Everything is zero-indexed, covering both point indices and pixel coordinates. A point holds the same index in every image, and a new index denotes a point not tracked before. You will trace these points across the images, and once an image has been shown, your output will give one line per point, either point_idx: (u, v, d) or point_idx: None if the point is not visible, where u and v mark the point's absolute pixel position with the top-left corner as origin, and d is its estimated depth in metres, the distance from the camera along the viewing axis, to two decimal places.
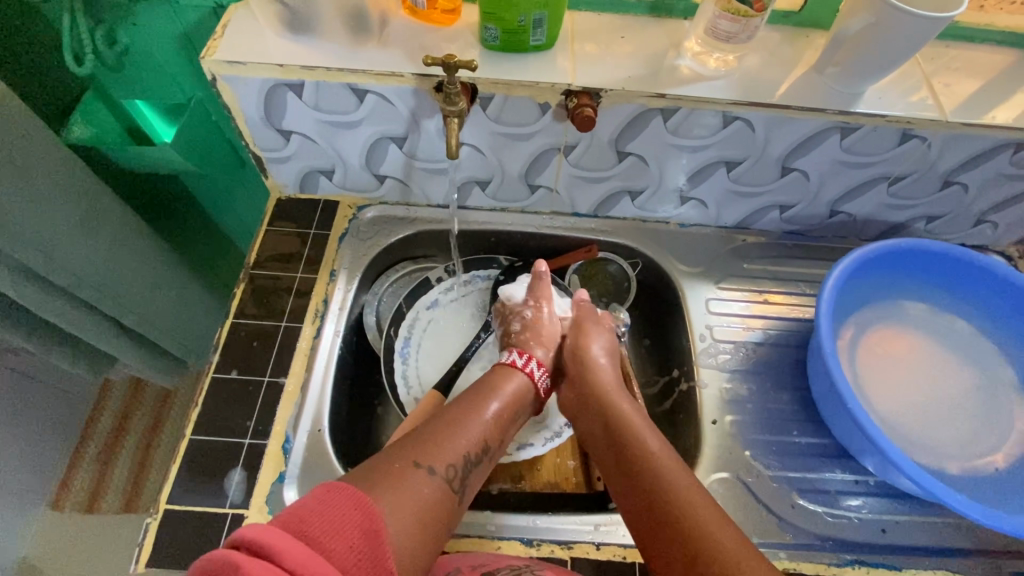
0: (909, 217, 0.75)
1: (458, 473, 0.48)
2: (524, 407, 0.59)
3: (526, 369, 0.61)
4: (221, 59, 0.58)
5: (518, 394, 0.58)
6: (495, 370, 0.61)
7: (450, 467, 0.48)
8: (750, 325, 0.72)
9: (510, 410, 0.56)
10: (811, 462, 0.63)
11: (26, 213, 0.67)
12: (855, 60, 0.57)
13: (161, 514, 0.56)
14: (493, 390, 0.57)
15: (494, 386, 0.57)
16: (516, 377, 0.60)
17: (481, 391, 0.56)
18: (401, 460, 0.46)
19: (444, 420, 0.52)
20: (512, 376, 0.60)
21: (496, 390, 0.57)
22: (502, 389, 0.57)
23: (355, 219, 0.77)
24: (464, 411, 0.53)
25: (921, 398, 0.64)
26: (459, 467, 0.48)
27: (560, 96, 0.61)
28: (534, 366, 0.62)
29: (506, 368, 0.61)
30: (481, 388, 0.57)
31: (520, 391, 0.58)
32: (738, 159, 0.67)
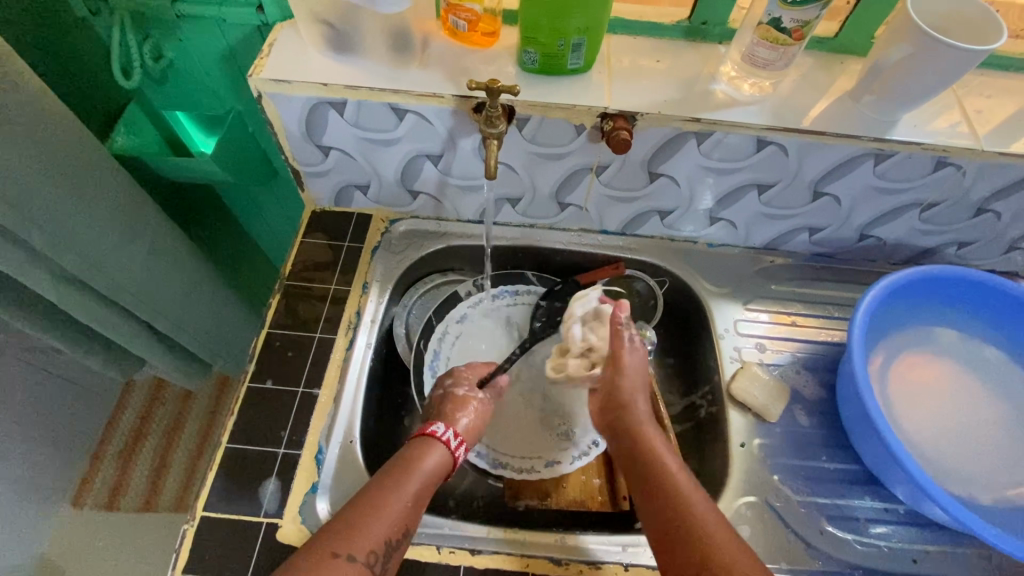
0: (940, 242, 0.75)
1: (379, 559, 0.47)
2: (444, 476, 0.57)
3: (444, 440, 0.58)
4: (268, 77, 0.60)
5: (437, 471, 0.56)
6: (415, 443, 0.58)
7: (370, 553, 0.47)
8: (775, 348, 0.72)
9: (427, 488, 0.54)
10: (840, 488, 0.63)
11: (76, 222, 0.69)
12: (892, 88, 0.57)
13: (197, 521, 0.57)
14: (413, 466, 0.54)
15: (410, 464, 0.54)
16: (435, 448, 0.57)
17: (403, 460, 0.55)
18: (319, 550, 0.45)
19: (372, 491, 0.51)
20: (433, 448, 0.57)
21: (415, 468, 0.54)
22: (421, 466, 0.55)
23: (388, 232, 0.78)
24: (382, 490, 0.51)
25: (950, 426, 0.64)
26: (379, 553, 0.47)
27: (596, 119, 0.61)
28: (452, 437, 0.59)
29: (425, 439, 0.58)
30: (398, 466, 0.54)
31: (438, 465, 0.56)
32: (770, 183, 0.68)
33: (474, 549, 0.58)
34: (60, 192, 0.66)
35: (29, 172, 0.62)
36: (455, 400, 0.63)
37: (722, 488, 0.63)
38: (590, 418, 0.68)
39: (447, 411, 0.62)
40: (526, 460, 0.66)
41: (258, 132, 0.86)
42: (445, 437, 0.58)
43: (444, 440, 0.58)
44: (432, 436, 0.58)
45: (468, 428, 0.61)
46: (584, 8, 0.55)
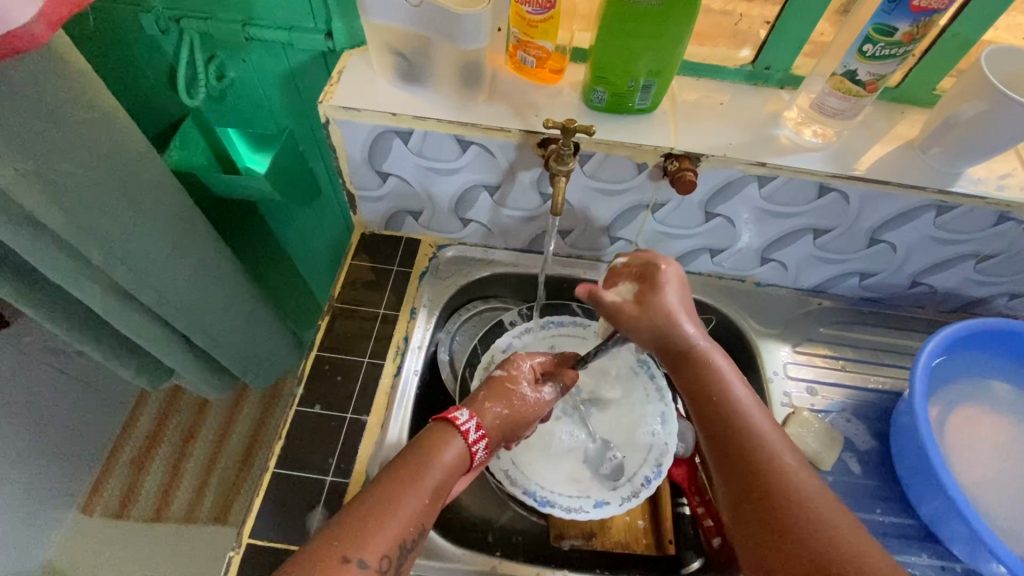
0: (993, 293, 0.74)
1: (392, 562, 0.46)
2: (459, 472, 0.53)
3: (469, 444, 0.53)
4: (338, 104, 0.60)
5: (454, 466, 0.52)
6: (432, 430, 0.54)
7: (383, 558, 0.45)
8: (825, 394, 0.71)
9: (443, 484, 0.51)
10: (896, 543, 0.62)
11: (133, 236, 0.69)
12: (962, 143, 0.57)
13: (243, 548, 0.57)
14: (428, 463, 0.51)
15: (427, 459, 0.51)
16: (455, 442, 0.53)
17: (418, 457, 0.51)
18: (329, 554, 0.44)
19: (383, 492, 0.48)
20: (450, 439, 0.53)
21: (431, 463, 0.51)
22: (438, 460, 0.51)
23: (435, 257, 0.78)
24: (398, 484, 0.49)
25: (1010, 484, 0.62)
26: (394, 554, 0.46)
27: (659, 158, 0.62)
28: (480, 445, 0.54)
29: (446, 428, 0.54)
30: (413, 460, 0.50)
31: (456, 460, 0.52)
32: (827, 228, 0.68)
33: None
34: (120, 208, 0.66)
35: (96, 186, 0.62)
36: (495, 388, 0.59)
37: None
38: (638, 456, 0.66)
39: (480, 398, 0.58)
40: (573, 499, 0.63)
41: (308, 152, 0.87)
42: (469, 434, 0.54)
43: (467, 435, 0.53)
44: (454, 425, 0.54)
45: (495, 424, 0.57)
46: (658, 51, 0.55)
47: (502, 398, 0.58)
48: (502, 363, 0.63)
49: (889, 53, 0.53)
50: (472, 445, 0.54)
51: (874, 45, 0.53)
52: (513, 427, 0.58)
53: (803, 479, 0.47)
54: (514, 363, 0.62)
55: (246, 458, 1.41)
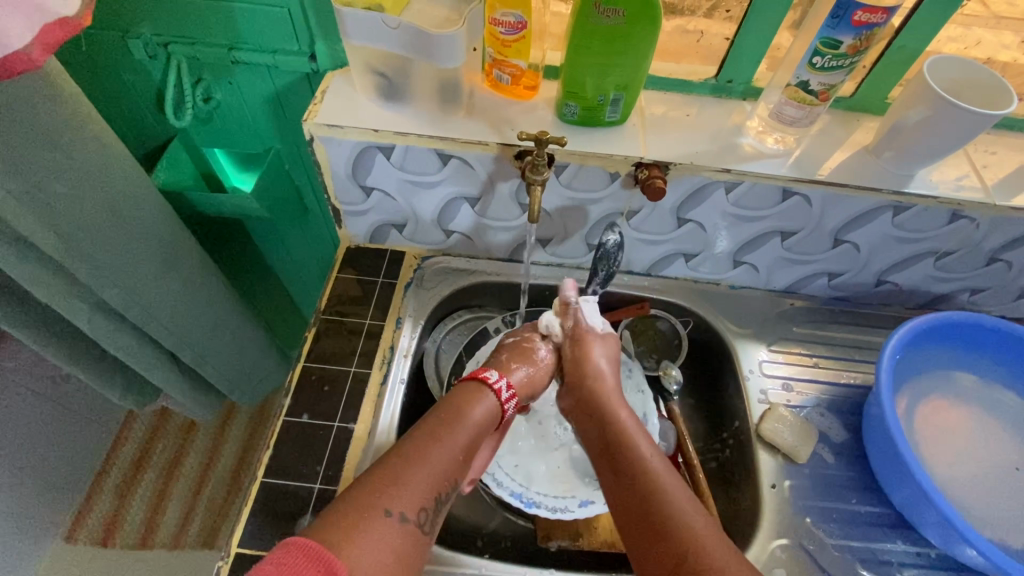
0: (954, 288, 0.78)
1: (428, 514, 0.46)
2: (489, 429, 0.55)
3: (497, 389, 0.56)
4: (322, 122, 0.63)
5: (484, 422, 0.54)
6: (462, 390, 0.56)
7: (420, 511, 0.45)
8: (800, 390, 0.74)
9: (475, 438, 0.52)
10: (872, 532, 0.63)
11: (122, 255, 0.70)
12: (911, 146, 0.61)
13: (232, 557, 0.57)
14: (461, 416, 0.52)
15: (460, 413, 0.52)
16: (485, 398, 0.55)
17: (450, 412, 0.52)
18: (369, 504, 0.43)
19: (418, 445, 0.49)
20: (482, 397, 0.55)
21: (464, 418, 0.52)
22: (470, 417, 0.53)
23: (420, 269, 0.80)
24: (433, 438, 0.49)
25: (976, 470, 0.65)
26: (429, 506, 0.46)
27: (631, 167, 0.65)
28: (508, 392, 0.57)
29: (476, 386, 0.56)
30: (445, 417, 0.51)
31: (486, 416, 0.54)
32: (793, 230, 0.71)
33: None
34: (109, 226, 0.67)
35: (85, 207, 0.64)
36: (517, 351, 0.63)
37: (755, 530, 0.63)
38: None
39: (505, 360, 0.62)
40: (559, 499, 0.65)
41: (293, 170, 0.89)
42: (500, 391, 0.56)
43: (499, 393, 0.56)
44: (482, 380, 0.57)
45: (518, 383, 0.60)
46: (625, 67, 0.59)
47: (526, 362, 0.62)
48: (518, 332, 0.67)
49: (837, 64, 0.57)
50: (503, 403, 0.56)
51: (822, 58, 0.57)
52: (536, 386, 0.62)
53: (685, 513, 0.47)
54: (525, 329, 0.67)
55: (234, 480, 1.39)
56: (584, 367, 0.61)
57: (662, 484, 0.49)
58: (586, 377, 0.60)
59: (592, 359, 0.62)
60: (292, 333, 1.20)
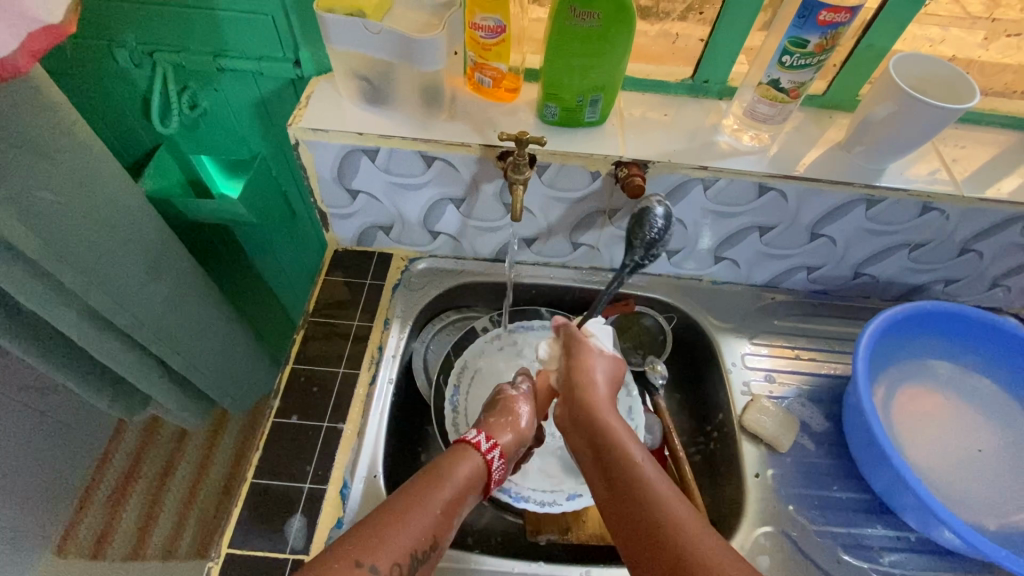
0: (929, 279, 0.80)
1: (402, 572, 0.46)
2: (475, 491, 0.55)
3: (486, 454, 0.56)
4: (306, 126, 0.64)
5: (469, 482, 0.54)
6: (452, 451, 0.56)
7: (394, 566, 0.45)
8: (783, 381, 0.75)
9: (457, 498, 0.52)
10: (853, 517, 0.65)
11: (109, 262, 0.70)
12: (880, 141, 0.63)
13: (222, 558, 0.57)
14: (447, 474, 0.53)
15: (445, 471, 0.53)
16: (472, 456, 0.56)
17: (435, 473, 0.52)
18: (343, 558, 0.44)
19: (400, 501, 0.49)
20: (468, 458, 0.55)
21: (449, 476, 0.53)
22: (455, 475, 0.53)
23: (408, 270, 0.81)
24: (416, 495, 0.50)
25: (952, 454, 0.67)
26: (405, 564, 0.46)
27: (611, 166, 0.66)
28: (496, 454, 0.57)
29: (461, 447, 0.56)
30: (431, 475, 0.52)
31: (472, 476, 0.54)
32: (771, 225, 0.73)
33: None
34: (96, 233, 0.68)
35: (72, 214, 0.64)
36: (498, 406, 0.63)
37: (740, 519, 0.65)
38: None
39: (485, 419, 0.61)
40: (547, 493, 0.66)
41: (280, 176, 0.90)
42: (483, 449, 0.56)
43: (480, 447, 0.56)
44: (465, 442, 0.57)
45: (508, 441, 0.59)
46: (602, 68, 0.60)
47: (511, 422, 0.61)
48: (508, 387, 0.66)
49: (805, 62, 0.59)
50: (487, 454, 0.56)
51: (791, 56, 0.59)
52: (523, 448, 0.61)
53: (669, 503, 0.48)
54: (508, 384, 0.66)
55: (226, 489, 1.39)
56: (583, 379, 0.62)
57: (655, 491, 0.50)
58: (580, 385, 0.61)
59: (589, 372, 0.62)
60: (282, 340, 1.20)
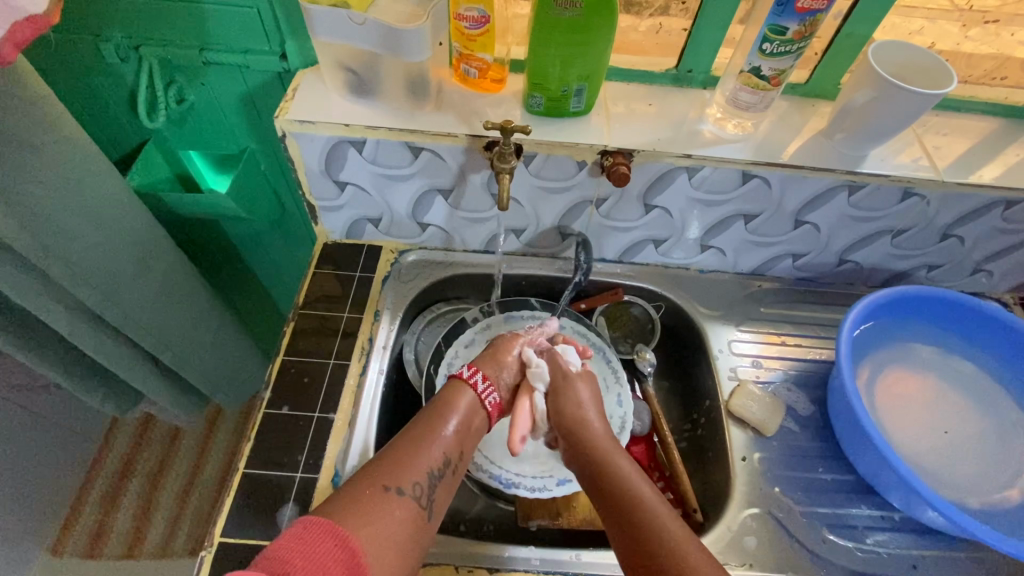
0: (912, 265, 0.81)
1: (425, 490, 0.53)
2: (476, 416, 0.62)
3: (472, 382, 0.63)
4: (293, 118, 0.64)
5: (469, 411, 0.62)
6: (449, 386, 0.64)
7: (417, 487, 0.53)
8: (769, 367, 0.76)
9: (462, 425, 0.60)
10: (838, 498, 0.66)
11: (97, 256, 0.71)
12: (861, 127, 0.64)
13: (214, 547, 0.58)
14: (449, 407, 0.61)
15: (447, 407, 0.61)
16: (466, 392, 0.63)
17: (440, 407, 0.61)
18: (372, 484, 0.51)
19: (413, 440, 0.57)
20: (463, 392, 0.63)
21: (452, 408, 0.61)
22: (455, 406, 0.61)
23: (397, 262, 0.82)
24: (425, 431, 0.57)
25: (934, 435, 0.68)
26: (425, 481, 0.54)
27: (596, 155, 0.67)
28: (479, 378, 0.64)
29: (455, 381, 0.64)
30: (436, 409, 0.60)
31: (470, 406, 0.62)
32: (755, 213, 0.74)
33: (493, 568, 0.59)
34: (84, 226, 0.68)
35: (60, 208, 0.64)
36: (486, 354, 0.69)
37: (727, 502, 0.66)
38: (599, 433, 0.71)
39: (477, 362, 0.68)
40: (537, 478, 0.67)
41: (270, 170, 0.90)
42: (479, 387, 0.63)
43: (468, 379, 0.64)
44: (460, 378, 0.64)
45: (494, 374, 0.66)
46: (586, 57, 0.61)
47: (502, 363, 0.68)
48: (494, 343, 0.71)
49: (785, 50, 0.60)
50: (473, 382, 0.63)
51: (771, 44, 0.59)
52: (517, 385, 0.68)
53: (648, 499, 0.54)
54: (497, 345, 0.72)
55: (221, 486, 1.39)
56: (579, 412, 0.64)
57: (653, 512, 0.52)
58: (576, 424, 0.63)
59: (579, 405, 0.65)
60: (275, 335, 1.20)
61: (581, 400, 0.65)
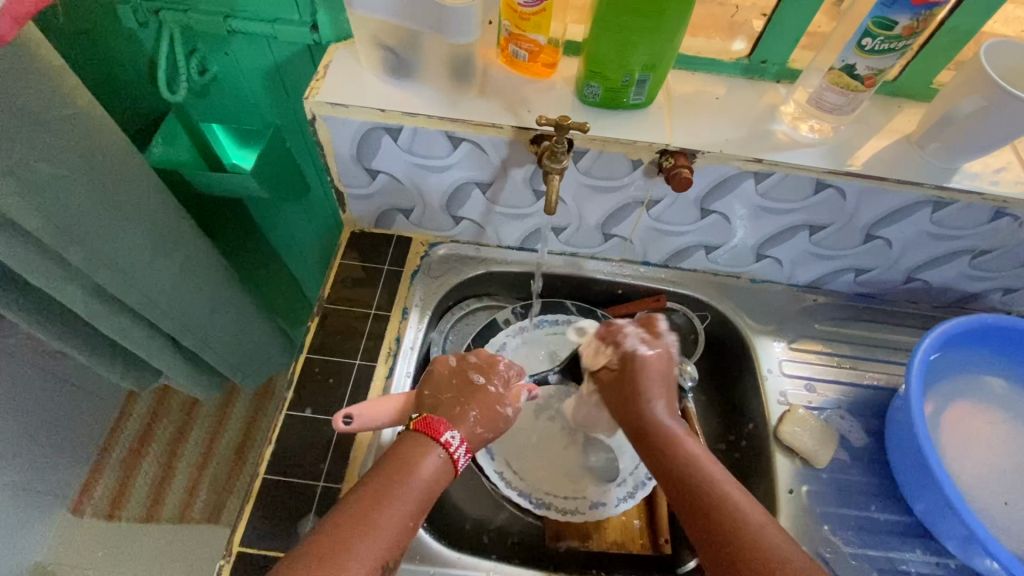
0: (987, 288, 0.74)
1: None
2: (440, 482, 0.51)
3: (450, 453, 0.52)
4: (324, 100, 0.59)
5: (434, 476, 0.51)
6: (411, 441, 0.52)
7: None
8: (822, 391, 0.71)
9: (425, 495, 0.50)
10: (891, 540, 0.62)
11: (115, 238, 0.67)
12: (961, 138, 0.56)
13: (233, 557, 0.56)
14: (408, 474, 0.50)
15: (406, 471, 0.50)
16: (429, 450, 0.52)
17: (398, 467, 0.50)
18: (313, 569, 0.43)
19: (363, 503, 0.47)
20: (429, 451, 0.52)
21: (411, 475, 0.50)
22: (417, 472, 0.50)
23: (427, 255, 0.77)
24: (379, 496, 0.48)
25: (1003, 481, 0.62)
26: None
27: (655, 155, 0.60)
28: (461, 452, 0.53)
29: (425, 439, 0.52)
30: (393, 473, 0.49)
31: (435, 470, 0.51)
32: (823, 224, 0.67)
33: None
34: (101, 207, 0.64)
35: (74, 189, 0.60)
36: (473, 394, 0.58)
37: None
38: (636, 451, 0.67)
39: (461, 411, 0.56)
40: (569, 500, 0.64)
41: (295, 147, 0.85)
42: (450, 445, 0.52)
43: (448, 445, 0.52)
44: (433, 436, 0.52)
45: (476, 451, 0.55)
46: (654, 46, 0.54)
47: (483, 406, 0.57)
48: (482, 368, 0.61)
49: (888, 47, 0.53)
50: (454, 452, 0.52)
51: (872, 39, 0.52)
52: (491, 436, 0.58)
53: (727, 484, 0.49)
54: (492, 374, 0.61)
55: (237, 461, 1.41)
56: (638, 397, 0.58)
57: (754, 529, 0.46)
58: (636, 401, 0.58)
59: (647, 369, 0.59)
60: (298, 316, 1.18)
61: (647, 388, 0.58)
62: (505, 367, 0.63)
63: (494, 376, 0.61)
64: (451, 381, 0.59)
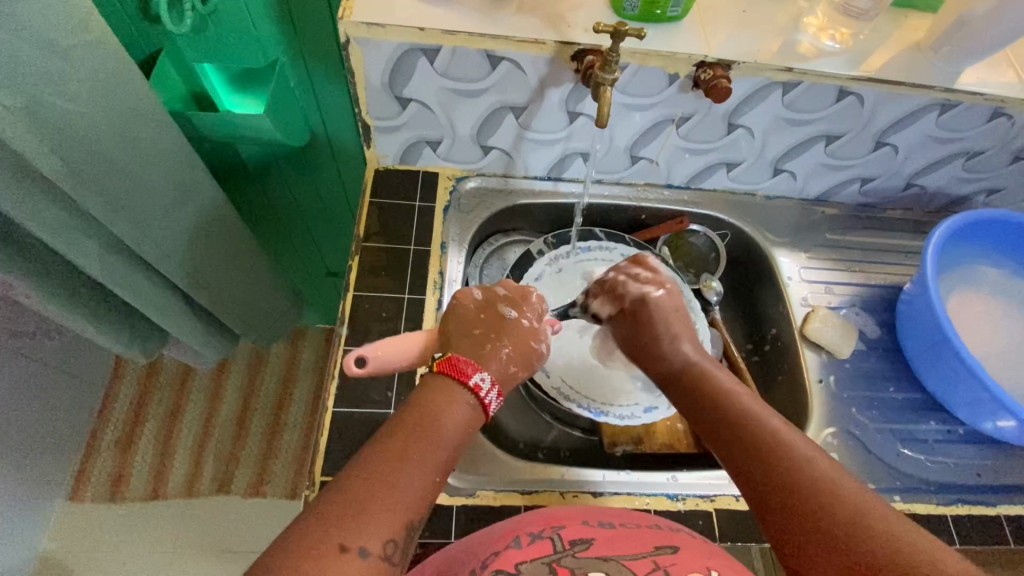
0: (974, 189, 0.81)
1: (399, 546, 0.39)
2: (465, 436, 0.48)
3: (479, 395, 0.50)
4: (360, 20, 0.56)
5: (458, 428, 0.47)
6: (432, 391, 0.49)
7: (389, 542, 0.39)
8: (838, 292, 0.77)
9: (448, 452, 0.46)
10: (909, 414, 0.69)
11: (131, 185, 0.63)
12: (972, 40, 0.60)
13: (317, 486, 0.57)
14: (429, 426, 0.46)
15: (428, 424, 0.46)
16: (458, 393, 0.49)
17: (421, 420, 0.46)
18: (327, 536, 0.37)
19: (383, 458, 0.43)
20: (454, 401, 0.48)
21: (433, 428, 0.46)
22: (438, 425, 0.46)
23: (456, 190, 0.76)
24: (401, 451, 0.43)
25: (1000, 356, 0.70)
26: (402, 537, 0.40)
27: (691, 68, 0.62)
28: (491, 395, 0.50)
29: (450, 383, 0.50)
30: (414, 427, 0.45)
31: (459, 422, 0.47)
32: (839, 134, 0.71)
33: (597, 492, 0.60)
34: (117, 151, 0.59)
35: (90, 128, 0.56)
36: (502, 327, 0.56)
37: (806, 421, 0.68)
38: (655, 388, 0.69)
39: (492, 343, 0.55)
40: (624, 406, 0.67)
41: (299, 89, 0.80)
42: (480, 389, 0.50)
43: (476, 388, 0.50)
44: (461, 380, 0.50)
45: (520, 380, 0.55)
46: None
47: (516, 340, 0.55)
48: (514, 300, 0.58)
49: None
50: (482, 396, 0.50)
51: None
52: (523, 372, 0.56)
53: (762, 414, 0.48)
54: (529, 304, 0.59)
55: (239, 431, 1.38)
56: (660, 335, 0.57)
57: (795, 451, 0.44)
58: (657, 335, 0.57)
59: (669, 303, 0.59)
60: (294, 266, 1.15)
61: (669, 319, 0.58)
62: (539, 300, 0.60)
63: (527, 309, 0.58)
64: (478, 315, 0.56)
